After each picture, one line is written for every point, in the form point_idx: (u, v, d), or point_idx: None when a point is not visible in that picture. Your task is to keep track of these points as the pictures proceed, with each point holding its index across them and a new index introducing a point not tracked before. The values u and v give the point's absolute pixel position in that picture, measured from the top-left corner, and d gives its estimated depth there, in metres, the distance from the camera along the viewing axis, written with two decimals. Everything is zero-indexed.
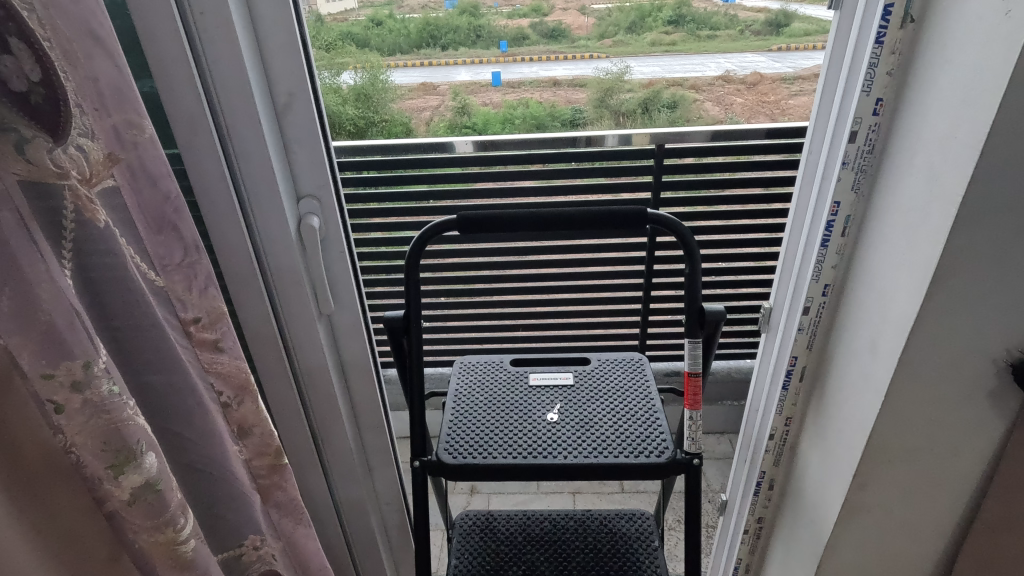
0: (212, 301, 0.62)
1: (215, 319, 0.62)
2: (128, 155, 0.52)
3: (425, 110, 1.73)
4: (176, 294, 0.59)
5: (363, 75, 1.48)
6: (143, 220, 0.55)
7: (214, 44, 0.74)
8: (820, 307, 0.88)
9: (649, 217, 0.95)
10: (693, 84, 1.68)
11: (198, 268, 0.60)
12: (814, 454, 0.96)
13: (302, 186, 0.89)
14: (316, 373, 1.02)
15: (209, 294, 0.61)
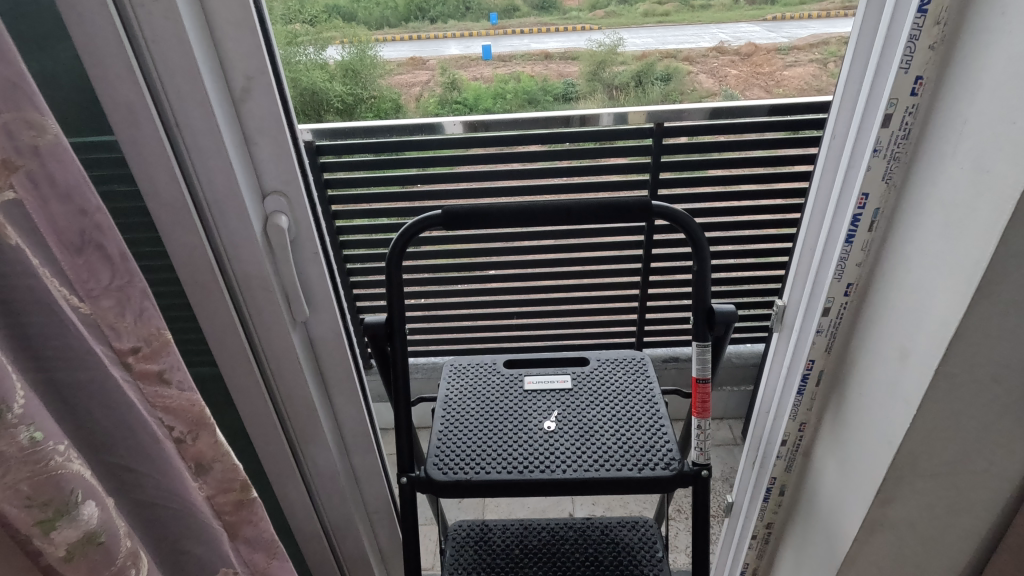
0: (153, 328, 0.53)
1: (158, 348, 0.53)
2: (28, 162, 0.42)
3: (414, 85, 1.74)
4: (107, 324, 0.50)
5: (349, 49, 1.58)
6: (57, 239, 0.45)
7: (151, 21, 0.64)
8: (840, 308, 0.81)
9: (654, 210, 0.87)
10: (686, 56, 1.71)
11: (132, 292, 0.51)
12: (831, 463, 0.90)
13: (268, 182, 0.80)
14: (293, 384, 0.94)
15: (147, 320, 0.52)
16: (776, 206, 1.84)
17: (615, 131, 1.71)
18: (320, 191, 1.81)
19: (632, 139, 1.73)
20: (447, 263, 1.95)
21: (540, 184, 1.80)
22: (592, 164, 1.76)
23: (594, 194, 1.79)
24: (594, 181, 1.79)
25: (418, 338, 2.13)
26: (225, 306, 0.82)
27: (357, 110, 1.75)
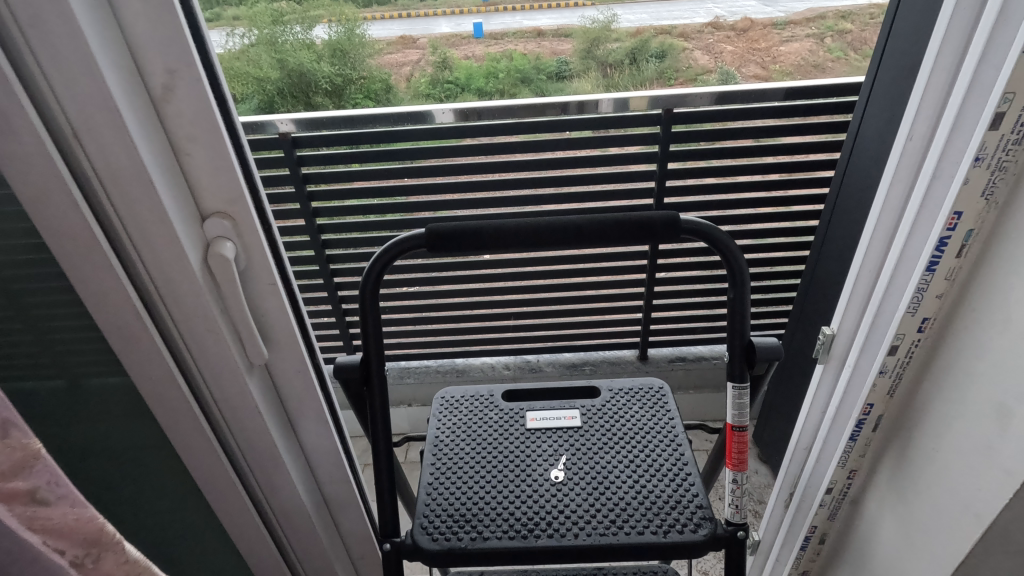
0: (12, 437, 0.38)
1: (21, 465, 0.38)
2: None
3: (404, 66, 2.13)
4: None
5: (338, 28, 2.00)
6: None
7: None
8: (911, 346, 0.67)
9: (683, 226, 0.71)
10: (680, 37, 2.09)
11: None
12: (890, 520, 0.77)
13: (207, 200, 0.64)
14: (255, 435, 0.79)
15: (6, 430, 0.37)
16: (795, 197, 1.63)
17: (615, 119, 1.53)
18: (298, 186, 1.61)
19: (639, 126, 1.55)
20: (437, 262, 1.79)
21: (538, 177, 1.61)
22: (593, 154, 1.57)
23: (597, 187, 1.62)
24: (597, 172, 1.61)
25: (409, 341, 1.99)
26: (160, 356, 0.66)
27: (349, 91, 1.98)
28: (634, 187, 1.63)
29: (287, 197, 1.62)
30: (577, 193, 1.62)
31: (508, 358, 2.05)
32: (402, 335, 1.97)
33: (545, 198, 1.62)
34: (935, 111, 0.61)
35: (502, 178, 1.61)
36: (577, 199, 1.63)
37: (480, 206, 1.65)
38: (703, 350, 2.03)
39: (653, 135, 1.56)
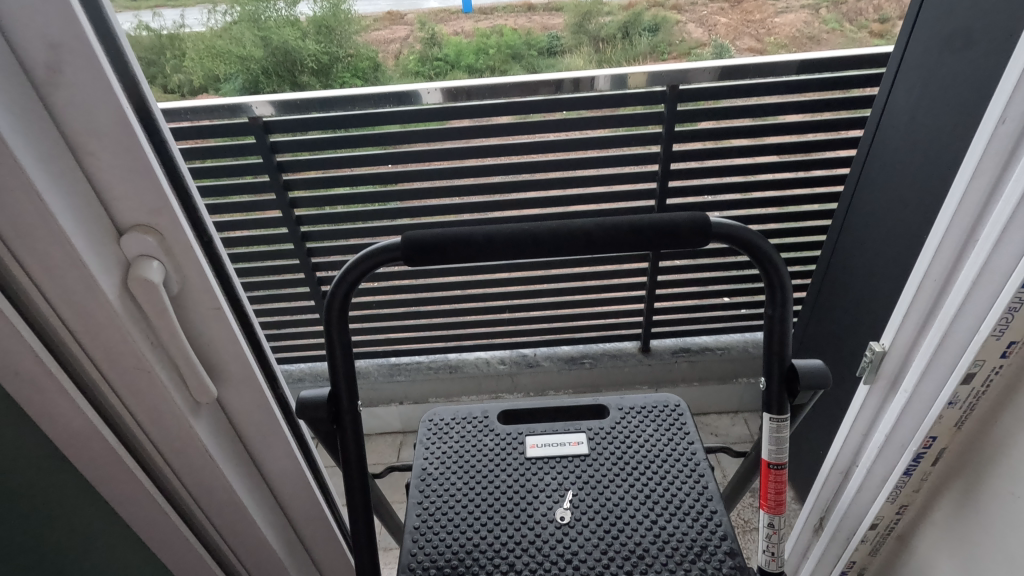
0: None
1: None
2: None
3: (391, 42, 1.94)
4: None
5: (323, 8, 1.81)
6: None
7: None
8: (989, 374, 0.56)
9: (714, 230, 0.59)
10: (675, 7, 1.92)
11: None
12: (949, 566, 0.66)
13: (124, 211, 0.51)
14: (211, 483, 0.68)
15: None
16: (810, 178, 1.49)
17: (612, 98, 1.38)
18: (273, 176, 1.46)
19: (641, 105, 1.40)
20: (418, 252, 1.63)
21: (533, 161, 1.47)
22: (593, 135, 1.43)
23: (596, 171, 1.48)
24: (598, 154, 1.47)
25: (397, 337, 1.86)
26: (79, 407, 0.54)
27: (336, 70, 1.82)
28: (638, 170, 1.49)
29: (262, 186, 1.48)
30: (574, 179, 1.49)
31: (503, 352, 1.92)
32: (390, 331, 1.85)
33: (542, 183, 1.49)
34: None
35: (493, 163, 1.47)
36: (575, 184, 1.49)
37: (469, 193, 1.51)
38: (708, 341, 1.89)
39: (656, 115, 1.41)
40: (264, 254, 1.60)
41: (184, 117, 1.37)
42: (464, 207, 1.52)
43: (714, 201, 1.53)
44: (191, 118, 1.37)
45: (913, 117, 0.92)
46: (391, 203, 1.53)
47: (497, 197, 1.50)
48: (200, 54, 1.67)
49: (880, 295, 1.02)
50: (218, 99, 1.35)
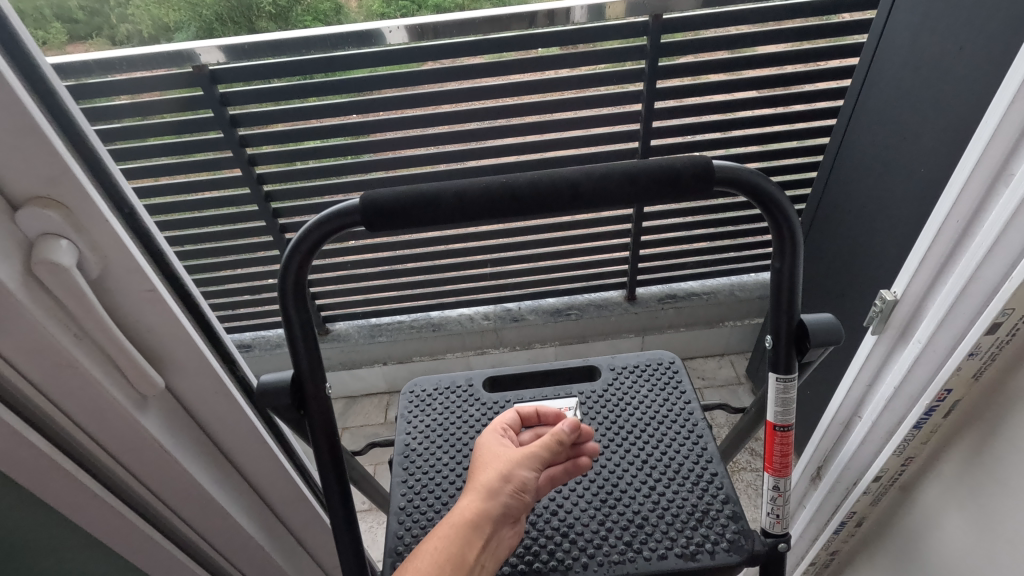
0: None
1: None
2: None
3: None
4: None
5: None
6: None
7: None
8: (1018, 323, 0.51)
9: (717, 175, 0.52)
10: None
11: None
12: (957, 515, 0.64)
13: (15, 182, 0.42)
14: (168, 480, 0.61)
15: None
16: (799, 113, 1.41)
17: (588, 31, 1.26)
18: (227, 131, 1.33)
19: (620, 38, 1.29)
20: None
21: (507, 104, 1.37)
22: (570, 74, 1.33)
23: (577, 113, 1.39)
24: (576, 94, 1.36)
25: (376, 297, 1.79)
26: None
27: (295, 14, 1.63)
28: (619, 109, 1.39)
29: (215, 144, 1.36)
30: (551, 122, 1.39)
31: (486, 307, 1.86)
32: (368, 291, 1.77)
33: (518, 128, 1.39)
34: None
35: (466, 107, 1.36)
36: (555, 127, 1.40)
37: (439, 141, 1.40)
38: (695, 286, 1.85)
39: (636, 49, 1.30)
40: (226, 216, 1.50)
41: (120, 68, 1.21)
42: (435, 157, 1.42)
43: (701, 140, 1.44)
44: (126, 70, 1.21)
45: (915, 40, 0.84)
46: (356, 155, 1.42)
47: (470, 145, 1.41)
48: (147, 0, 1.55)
49: (878, 236, 0.97)
50: (156, 47, 1.19)
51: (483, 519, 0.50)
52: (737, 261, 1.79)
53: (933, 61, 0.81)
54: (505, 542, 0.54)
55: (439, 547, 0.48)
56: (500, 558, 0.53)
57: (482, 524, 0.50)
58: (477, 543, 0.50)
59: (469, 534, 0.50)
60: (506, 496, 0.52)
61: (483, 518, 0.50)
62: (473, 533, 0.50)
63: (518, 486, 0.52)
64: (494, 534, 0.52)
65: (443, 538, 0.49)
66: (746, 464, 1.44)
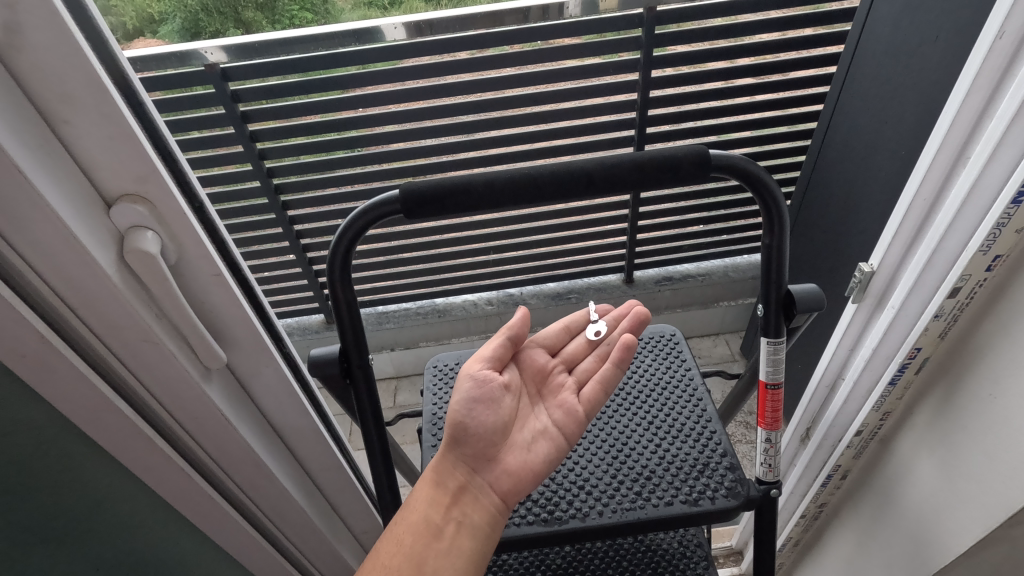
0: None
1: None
2: None
3: None
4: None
5: None
6: None
7: None
8: (974, 287, 0.59)
9: (713, 163, 0.59)
10: None
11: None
12: (928, 461, 0.72)
13: (108, 182, 0.49)
14: (226, 444, 0.69)
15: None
16: (788, 99, 1.48)
17: (584, 25, 1.32)
18: (238, 127, 1.38)
19: (616, 29, 1.34)
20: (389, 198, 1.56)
21: (508, 97, 1.42)
22: (569, 66, 1.38)
23: (575, 104, 1.44)
24: (575, 85, 1.42)
25: (383, 285, 1.86)
26: (89, 384, 0.54)
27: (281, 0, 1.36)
28: (616, 99, 1.45)
29: (227, 139, 1.41)
30: (550, 113, 1.45)
31: (489, 293, 1.93)
32: (375, 280, 1.84)
33: (518, 118, 1.45)
34: None
35: (469, 101, 1.41)
36: (554, 118, 1.46)
37: (443, 133, 1.46)
38: (689, 268, 1.92)
39: (632, 40, 1.35)
40: (239, 210, 1.55)
41: (134, 66, 1.25)
42: (439, 149, 1.48)
43: (695, 127, 1.51)
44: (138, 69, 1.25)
45: (892, 33, 0.90)
46: (363, 148, 1.47)
47: (472, 136, 1.47)
48: None
49: (860, 215, 1.04)
50: (166, 47, 1.22)
51: (437, 478, 0.61)
52: (730, 243, 1.86)
53: (907, 52, 0.88)
54: (482, 499, 0.61)
55: (405, 515, 0.58)
56: (480, 515, 0.59)
57: (437, 480, 0.60)
58: (439, 503, 0.59)
59: (429, 497, 0.59)
60: (449, 451, 0.63)
61: (436, 474, 0.61)
62: (433, 493, 0.59)
63: (457, 428, 0.63)
64: (457, 490, 0.60)
65: (408, 510, 0.59)
66: (741, 435, 1.53)
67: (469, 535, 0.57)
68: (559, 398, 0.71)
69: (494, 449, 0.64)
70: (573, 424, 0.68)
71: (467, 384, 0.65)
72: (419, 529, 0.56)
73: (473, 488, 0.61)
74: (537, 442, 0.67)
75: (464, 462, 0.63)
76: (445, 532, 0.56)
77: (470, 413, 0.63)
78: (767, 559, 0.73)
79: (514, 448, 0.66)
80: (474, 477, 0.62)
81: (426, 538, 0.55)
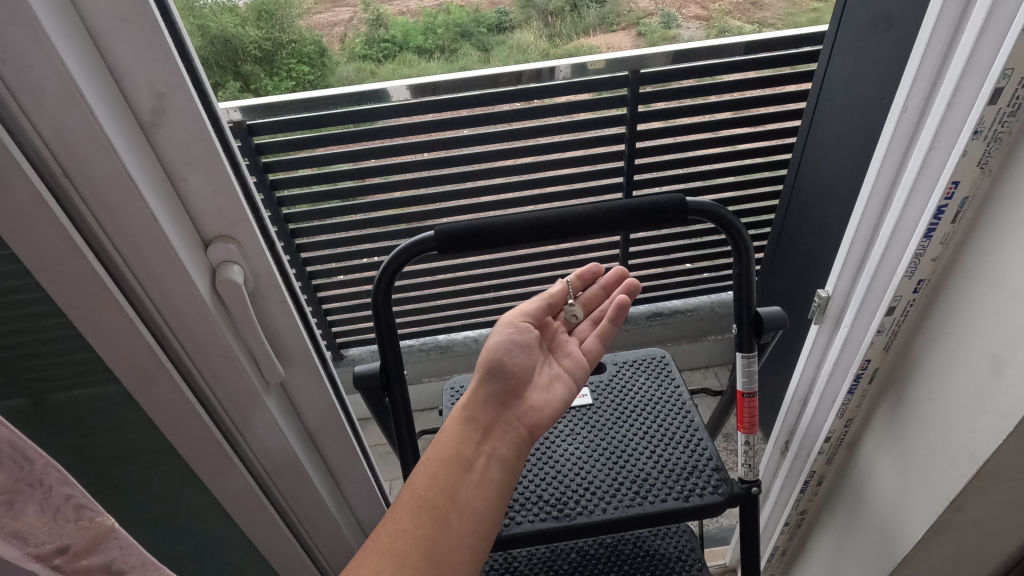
0: (85, 518, 0.42)
1: (96, 540, 0.43)
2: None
3: (337, 25, 1.67)
4: (8, 530, 0.38)
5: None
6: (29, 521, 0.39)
7: (12, 46, 0.44)
8: (906, 306, 0.71)
9: (690, 207, 0.72)
10: None
11: (45, 476, 0.39)
12: (883, 462, 0.84)
13: (209, 226, 0.61)
14: (276, 448, 0.79)
15: (82, 512, 0.42)
16: (761, 149, 1.65)
17: (573, 87, 1.49)
18: (259, 176, 1.51)
19: (605, 89, 1.50)
20: (398, 240, 1.68)
21: (506, 148, 1.56)
22: (562, 122, 1.53)
23: (568, 155, 1.59)
24: (569, 138, 1.57)
25: None
26: (177, 388, 0.65)
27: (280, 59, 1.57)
28: (606, 150, 1.60)
29: None
30: (548, 162, 1.59)
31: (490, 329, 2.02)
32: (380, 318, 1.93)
33: (519, 167, 1.59)
34: (929, 83, 0.64)
35: (471, 154, 1.55)
36: (548, 167, 1.60)
37: (448, 182, 1.59)
38: (679, 304, 2.04)
39: (620, 98, 1.52)
40: None
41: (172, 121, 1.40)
42: (444, 197, 1.61)
43: (678, 174, 1.67)
44: None
45: (840, 98, 1.06)
46: (376, 195, 1.60)
47: (474, 185, 1.60)
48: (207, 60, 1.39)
49: (823, 251, 1.18)
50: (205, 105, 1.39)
51: (467, 415, 0.65)
52: (715, 279, 2.00)
53: (852, 114, 1.03)
54: (511, 431, 0.67)
55: (438, 447, 0.61)
56: (507, 447, 0.65)
57: (467, 417, 0.65)
58: (471, 438, 0.63)
59: (460, 434, 0.63)
60: (480, 390, 0.68)
61: (467, 411, 0.65)
62: (463, 430, 0.64)
63: (490, 369, 0.70)
64: (485, 425, 0.65)
65: (439, 445, 0.62)
66: None
67: (497, 468, 0.61)
68: (566, 349, 0.82)
69: (518, 387, 0.72)
70: (581, 370, 0.80)
71: (508, 332, 0.75)
72: (452, 461, 0.59)
73: (502, 422, 0.67)
74: (553, 383, 0.77)
75: (493, 401, 0.68)
76: (476, 465, 0.60)
77: (506, 352, 0.73)
78: (752, 551, 0.83)
79: (537, 389, 0.75)
80: (501, 414, 0.68)
81: (457, 470, 0.59)
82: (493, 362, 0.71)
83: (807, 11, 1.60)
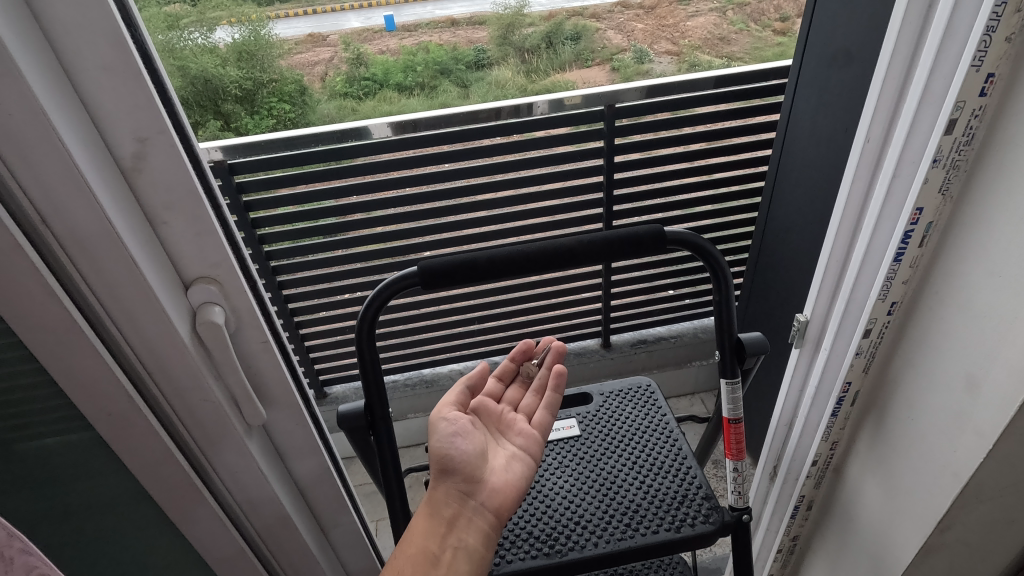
0: None
1: None
2: None
3: (317, 66, 1.75)
4: None
5: (243, 30, 1.57)
6: None
7: None
8: (882, 328, 0.73)
9: (668, 237, 0.74)
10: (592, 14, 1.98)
11: (6, 547, 0.40)
12: (868, 483, 0.84)
13: (190, 268, 0.61)
14: (258, 494, 0.77)
15: None
16: (736, 177, 1.69)
17: (551, 121, 1.52)
18: (240, 214, 1.50)
19: (582, 123, 1.54)
20: (380, 274, 1.67)
21: (486, 181, 1.58)
22: (541, 155, 1.56)
23: (549, 187, 1.61)
24: (549, 171, 1.60)
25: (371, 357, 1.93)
26: (155, 433, 0.64)
27: (262, 97, 1.60)
28: (586, 181, 1.63)
29: None
30: (529, 195, 1.61)
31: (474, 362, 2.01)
32: None
33: (499, 201, 1.60)
34: (890, 112, 0.67)
35: (453, 188, 1.57)
36: (529, 199, 1.62)
37: (429, 216, 1.60)
38: (663, 331, 2.06)
39: (597, 132, 1.56)
40: None
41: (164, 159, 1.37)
42: (425, 231, 1.62)
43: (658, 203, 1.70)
44: None
45: (806, 129, 1.11)
46: (357, 231, 1.60)
47: (455, 218, 1.61)
48: (200, 100, 1.35)
49: (800, 275, 1.21)
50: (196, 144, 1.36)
51: (434, 509, 0.68)
52: (697, 306, 2.02)
53: (820, 143, 1.07)
54: (477, 520, 0.68)
55: (406, 544, 0.66)
56: (475, 537, 0.67)
57: (432, 511, 0.67)
58: (437, 531, 0.66)
59: (426, 527, 0.66)
60: (442, 483, 0.70)
61: (432, 506, 0.68)
62: (429, 524, 0.67)
63: (438, 460, 0.71)
64: (452, 517, 0.67)
65: (410, 539, 0.66)
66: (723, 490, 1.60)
67: (464, 560, 0.64)
68: (516, 426, 0.79)
69: (476, 472, 0.71)
70: (534, 444, 0.77)
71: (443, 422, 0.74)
72: (418, 560, 0.64)
73: (469, 510, 0.68)
74: (512, 463, 0.75)
75: (454, 492, 0.69)
76: (443, 561, 0.64)
77: (452, 443, 0.71)
78: None
79: (496, 470, 0.73)
80: (467, 501, 0.69)
81: (423, 569, 0.63)
82: (439, 454, 0.71)
83: (773, 45, 1.66)
